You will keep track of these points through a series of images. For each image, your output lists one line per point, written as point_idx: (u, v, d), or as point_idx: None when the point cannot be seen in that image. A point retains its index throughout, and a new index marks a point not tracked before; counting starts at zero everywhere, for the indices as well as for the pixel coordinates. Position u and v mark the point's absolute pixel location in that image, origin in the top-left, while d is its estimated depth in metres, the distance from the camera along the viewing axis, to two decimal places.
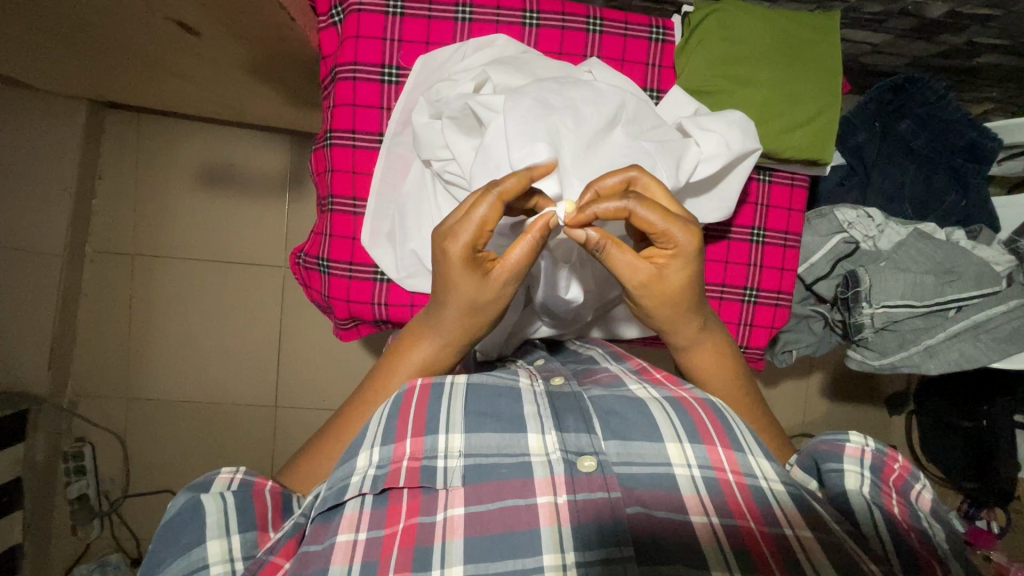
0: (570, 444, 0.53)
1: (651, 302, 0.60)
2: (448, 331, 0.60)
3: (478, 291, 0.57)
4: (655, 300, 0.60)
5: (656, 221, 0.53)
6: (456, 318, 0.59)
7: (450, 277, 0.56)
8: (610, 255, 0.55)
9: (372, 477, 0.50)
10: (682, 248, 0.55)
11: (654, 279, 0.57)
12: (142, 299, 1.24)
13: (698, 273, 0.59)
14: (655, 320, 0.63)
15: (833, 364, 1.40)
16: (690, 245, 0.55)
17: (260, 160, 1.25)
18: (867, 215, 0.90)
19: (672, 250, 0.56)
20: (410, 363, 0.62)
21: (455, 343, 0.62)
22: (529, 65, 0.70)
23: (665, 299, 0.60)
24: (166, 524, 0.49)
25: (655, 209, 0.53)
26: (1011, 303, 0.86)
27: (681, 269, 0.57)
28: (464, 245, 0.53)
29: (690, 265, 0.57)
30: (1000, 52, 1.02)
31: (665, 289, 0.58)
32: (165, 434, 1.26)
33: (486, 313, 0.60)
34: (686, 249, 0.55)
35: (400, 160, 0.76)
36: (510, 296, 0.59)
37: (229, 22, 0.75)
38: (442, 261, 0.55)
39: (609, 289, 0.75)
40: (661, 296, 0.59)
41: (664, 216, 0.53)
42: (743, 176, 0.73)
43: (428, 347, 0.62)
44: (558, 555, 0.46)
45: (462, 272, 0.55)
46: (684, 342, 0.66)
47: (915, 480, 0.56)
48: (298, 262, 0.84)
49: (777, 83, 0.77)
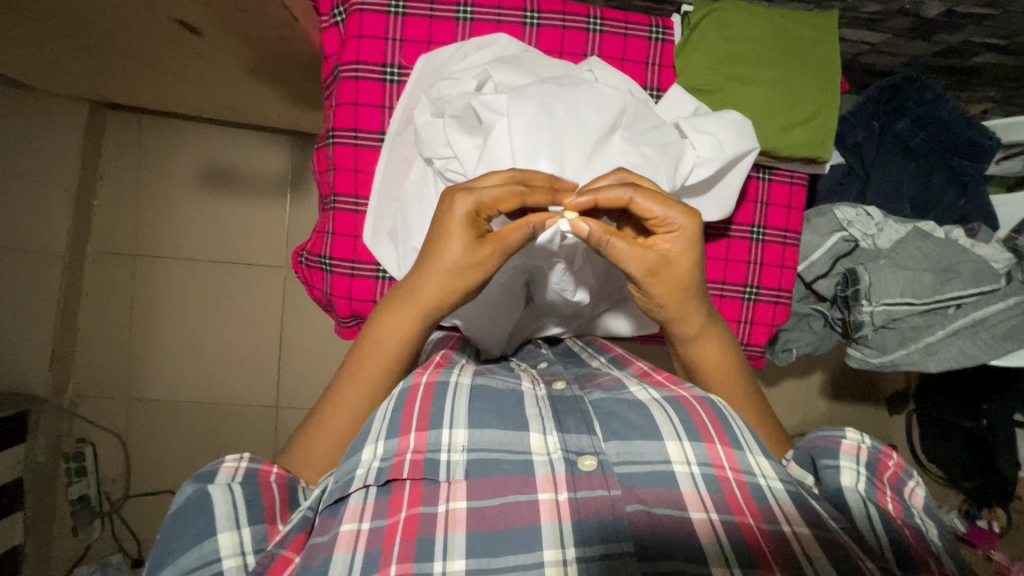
0: (571, 444, 0.53)
1: (661, 291, 0.61)
2: (427, 308, 0.61)
3: (465, 255, 0.58)
4: (663, 285, 0.61)
5: (653, 207, 0.57)
6: (434, 286, 0.60)
7: (443, 240, 0.58)
8: (612, 244, 0.57)
9: (377, 468, 0.50)
10: (682, 227, 0.58)
11: (661, 265, 0.59)
12: (143, 299, 1.25)
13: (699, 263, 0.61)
14: (664, 311, 0.64)
15: (832, 363, 1.40)
16: (692, 231, 0.58)
17: (261, 160, 1.26)
18: (866, 214, 0.92)
19: (676, 237, 0.59)
20: (398, 348, 0.62)
21: (428, 314, 0.62)
22: (530, 64, 0.71)
23: (671, 282, 0.61)
24: (173, 515, 0.49)
25: (649, 195, 0.57)
26: (1010, 300, 0.87)
27: (685, 249, 0.59)
28: (469, 210, 0.56)
29: (693, 241, 0.59)
30: (997, 52, 1.03)
31: (672, 274, 0.60)
32: (167, 434, 1.26)
33: (461, 279, 0.60)
34: (689, 235, 0.59)
35: (402, 159, 0.76)
36: (486, 275, 0.60)
37: (231, 21, 0.75)
38: (444, 220, 0.58)
39: (609, 282, 0.76)
40: (676, 283, 0.61)
41: (659, 202, 0.57)
42: (742, 176, 0.73)
43: (411, 328, 0.62)
44: (559, 551, 0.46)
45: (458, 235, 0.57)
46: (689, 333, 0.67)
47: (908, 477, 0.56)
48: (299, 260, 0.84)
49: (776, 81, 0.77)
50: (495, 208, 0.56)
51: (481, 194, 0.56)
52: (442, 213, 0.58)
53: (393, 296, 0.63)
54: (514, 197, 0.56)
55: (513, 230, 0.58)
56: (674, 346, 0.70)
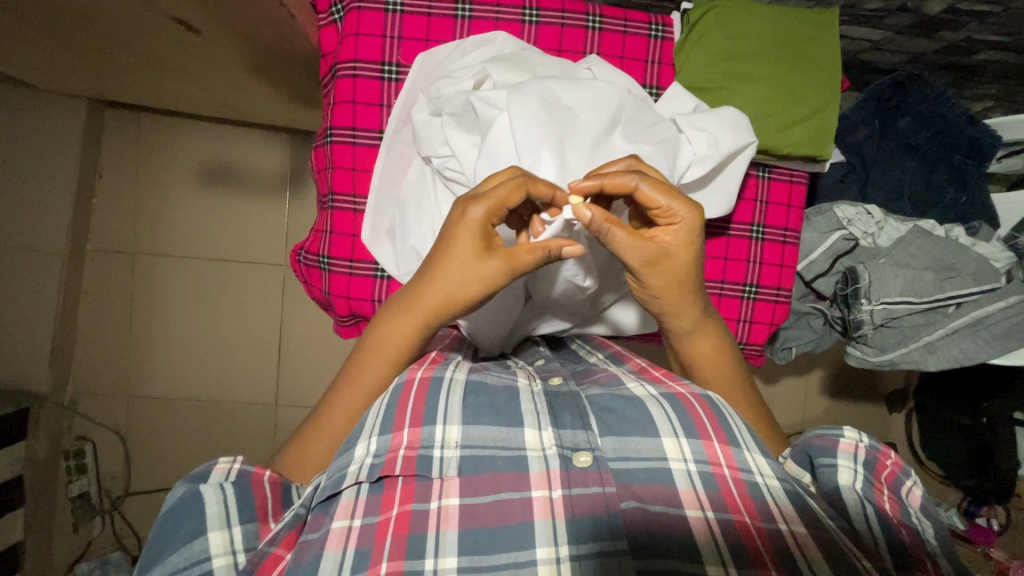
0: (566, 440, 0.53)
1: (656, 281, 0.61)
2: (422, 311, 0.61)
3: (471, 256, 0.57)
4: (661, 277, 0.60)
5: (657, 195, 0.57)
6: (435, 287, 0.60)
7: (456, 248, 0.58)
8: (613, 232, 0.56)
9: (369, 465, 0.50)
10: (685, 221, 0.58)
11: (661, 255, 0.58)
12: (142, 297, 1.25)
13: (699, 251, 0.61)
14: (660, 303, 0.64)
15: (832, 361, 1.40)
16: (694, 218, 0.58)
17: (260, 158, 1.25)
18: (866, 211, 0.91)
19: (677, 226, 0.59)
20: (393, 345, 0.62)
21: (428, 321, 0.61)
22: (529, 62, 0.70)
23: (671, 278, 0.61)
24: (164, 516, 0.48)
25: (654, 184, 0.57)
26: (1011, 300, 0.86)
27: (685, 243, 0.59)
28: (481, 217, 0.56)
29: (694, 235, 0.59)
30: (999, 49, 1.02)
31: (672, 263, 0.59)
32: (166, 432, 1.26)
33: (474, 288, 0.59)
34: (690, 222, 0.58)
35: (401, 157, 0.76)
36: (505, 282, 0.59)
37: (229, 19, 0.75)
38: (455, 230, 0.57)
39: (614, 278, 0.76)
40: (672, 273, 0.60)
41: (664, 192, 0.57)
42: (740, 171, 0.73)
43: (408, 325, 0.61)
44: (552, 549, 0.46)
45: (472, 242, 0.57)
46: (685, 329, 0.66)
47: (905, 476, 0.56)
48: (297, 259, 0.84)
49: (777, 78, 0.77)
50: (504, 207, 0.56)
51: (491, 198, 0.55)
52: (453, 219, 0.57)
53: (396, 302, 0.63)
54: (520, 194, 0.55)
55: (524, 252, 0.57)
56: (670, 342, 0.70)
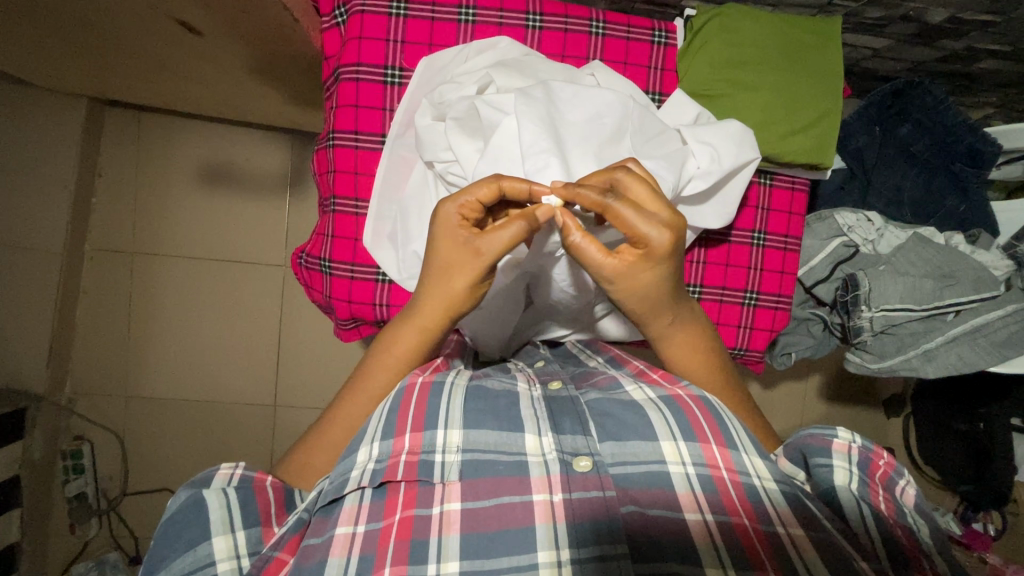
0: (566, 444, 0.53)
1: (621, 299, 0.59)
2: (423, 321, 0.61)
3: (449, 250, 0.57)
4: (626, 295, 0.59)
5: (633, 221, 0.53)
6: (431, 297, 0.60)
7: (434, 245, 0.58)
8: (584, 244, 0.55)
9: (372, 470, 0.50)
10: (657, 244, 0.54)
11: (624, 276, 0.56)
12: (141, 297, 1.24)
13: (669, 275, 0.58)
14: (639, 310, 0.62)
15: (831, 365, 1.40)
16: (665, 246, 0.54)
17: (260, 159, 1.25)
18: (867, 220, 0.93)
19: (645, 250, 0.55)
20: (394, 354, 0.62)
21: (425, 326, 0.61)
22: (532, 67, 0.70)
23: (636, 300, 0.59)
24: (166, 522, 0.48)
25: (633, 209, 0.53)
26: (1009, 308, 0.87)
27: (655, 267, 0.56)
28: (454, 213, 0.56)
29: (663, 264, 0.56)
30: (999, 58, 1.03)
31: (635, 286, 0.57)
32: (165, 432, 1.26)
33: (447, 285, 0.59)
34: (660, 249, 0.54)
35: (403, 162, 0.76)
36: (476, 277, 0.58)
37: (231, 22, 0.75)
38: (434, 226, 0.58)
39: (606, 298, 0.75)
40: (641, 295, 0.59)
41: (641, 217, 0.53)
42: (742, 185, 0.73)
43: (410, 335, 0.62)
44: (553, 553, 0.46)
45: (442, 237, 0.57)
46: (662, 333, 0.65)
47: (898, 476, 0.56)
48: (298, 262, 0.84)
49: (778, 86, 0.77)
50: (477, 204, 0.56)
51: (462, 196, 0.56)
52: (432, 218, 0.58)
53: (402, 314, 0.63)
54: (494, 193, 0.56)
55: (488, 233, 0.55)
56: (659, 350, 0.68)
